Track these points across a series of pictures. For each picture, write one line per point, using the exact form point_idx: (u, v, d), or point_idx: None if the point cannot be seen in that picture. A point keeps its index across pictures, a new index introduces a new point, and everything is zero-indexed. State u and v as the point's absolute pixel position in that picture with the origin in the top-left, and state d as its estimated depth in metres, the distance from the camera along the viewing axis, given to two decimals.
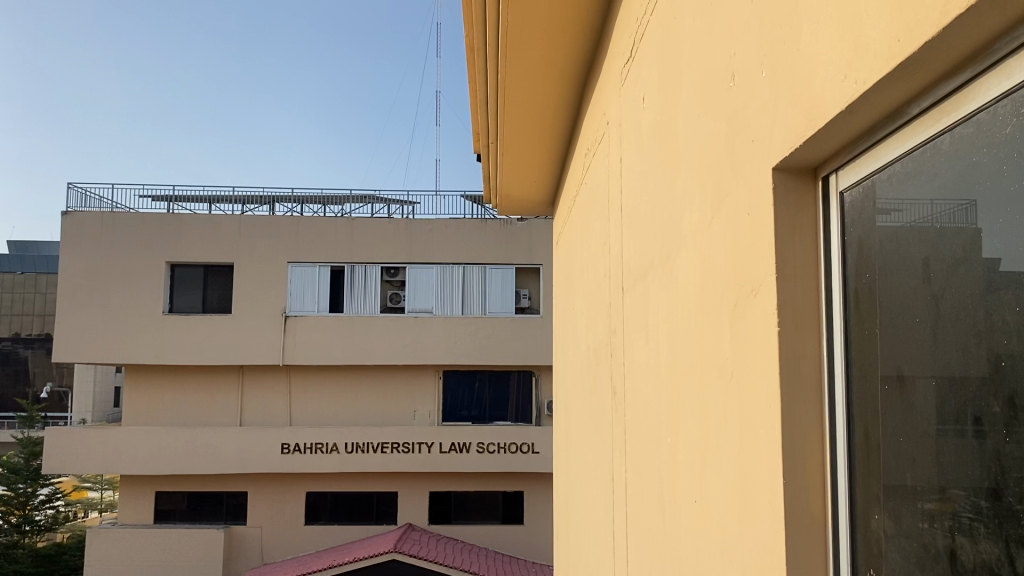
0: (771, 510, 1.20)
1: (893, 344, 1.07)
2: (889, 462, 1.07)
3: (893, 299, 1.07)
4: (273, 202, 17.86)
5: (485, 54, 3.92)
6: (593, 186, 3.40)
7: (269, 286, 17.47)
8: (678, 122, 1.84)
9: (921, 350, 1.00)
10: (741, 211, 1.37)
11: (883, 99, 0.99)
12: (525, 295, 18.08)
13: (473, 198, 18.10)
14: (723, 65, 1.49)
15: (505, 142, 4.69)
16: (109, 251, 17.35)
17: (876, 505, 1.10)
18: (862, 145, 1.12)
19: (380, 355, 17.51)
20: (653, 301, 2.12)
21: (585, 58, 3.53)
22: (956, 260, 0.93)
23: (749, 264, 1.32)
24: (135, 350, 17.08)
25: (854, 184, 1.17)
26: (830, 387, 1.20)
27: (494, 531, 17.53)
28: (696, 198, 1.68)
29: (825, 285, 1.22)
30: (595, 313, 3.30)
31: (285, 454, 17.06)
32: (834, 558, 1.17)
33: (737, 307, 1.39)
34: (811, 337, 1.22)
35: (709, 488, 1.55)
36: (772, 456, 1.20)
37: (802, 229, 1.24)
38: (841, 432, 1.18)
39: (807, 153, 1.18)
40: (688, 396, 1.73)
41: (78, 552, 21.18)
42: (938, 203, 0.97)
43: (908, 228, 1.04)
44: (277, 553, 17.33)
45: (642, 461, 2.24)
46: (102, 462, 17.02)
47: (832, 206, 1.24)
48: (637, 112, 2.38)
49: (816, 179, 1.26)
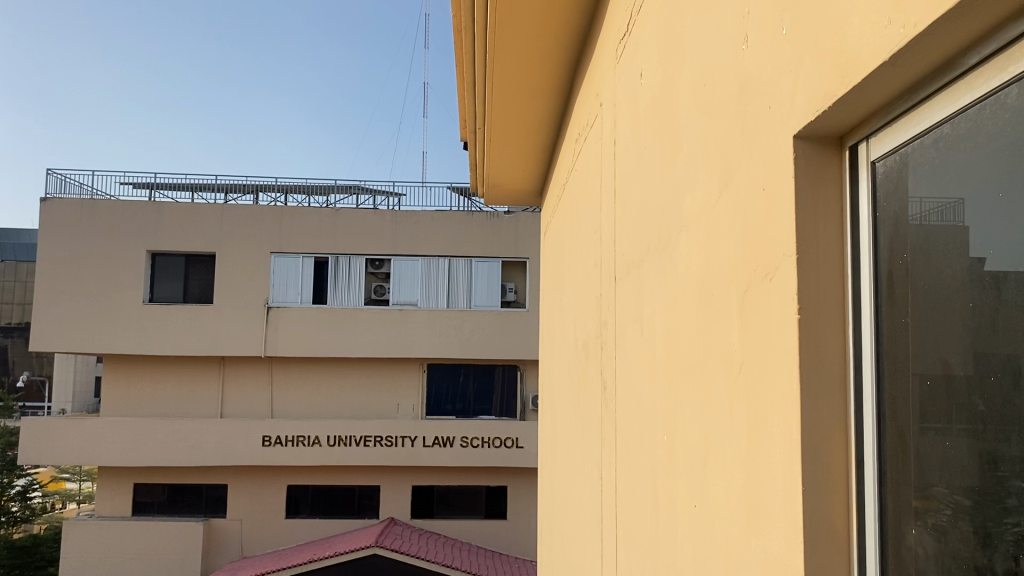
0: (785, 522, 1.08)
1: (931, 332, 0.95)
2: (922, 464, 0.96)
3: (934, 280, 0.95)
4: (257, 191, 17.62)
5: (474, 34, 3.70)
6: (584, 171, 3.26)
7: (252, 277, 17.26)
8: (681, 95, 1.70)
9: (959, 333, 0.90)
10: (755, 185, 1.23)
11: (916, 63, 0.89)
12: (511, 289, 17.92)
13: (460, 190, 17.92)
14: (734, 26, 1.36)
15: (492, 126, 4.52)
16: (88, 239, 17.05)
17: (909, 518, 0.97)
18: (900, 106, 0.99)
19: (364, 347, 17.32)
20: (652, 291, 1.96)
21: (579, 32, 3.34)
22: (1001, 266, 0.83)
23: (767, 244, 1.18)
24: (115, 339, 16.81)
25: (887, 154, 1.03)
26: (856, 381, 1.07)
27: (477, 526, 17.40)
28: (699, 177, 1.55)
29: (852, 275, 1.09)
30: (585, 301, 3.15)
31: (267, 446, 16.84)
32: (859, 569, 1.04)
33: (747, 293, 1.25)
34: (836, 326, 1.09)
35: (715, 494, 1.40)
36: (788, 479, 1.07)
37: (828, 202, 1.10)
38: (867, 435, 1.05)
39: (832, 119, 1.05)
40: (687, 393, 1.61)
41: (54, 544, 20.91)
42: (987, 203, 0.86)
43: (942, 203, 0.94)
44: (257, 547, 17.13)
45: (632, 457, 2.15)
46: (79, 453, 16.75)
47: (861, 176, 1.09)
48: (634, 91, 2.24)
49: (841, 148, 1.13)
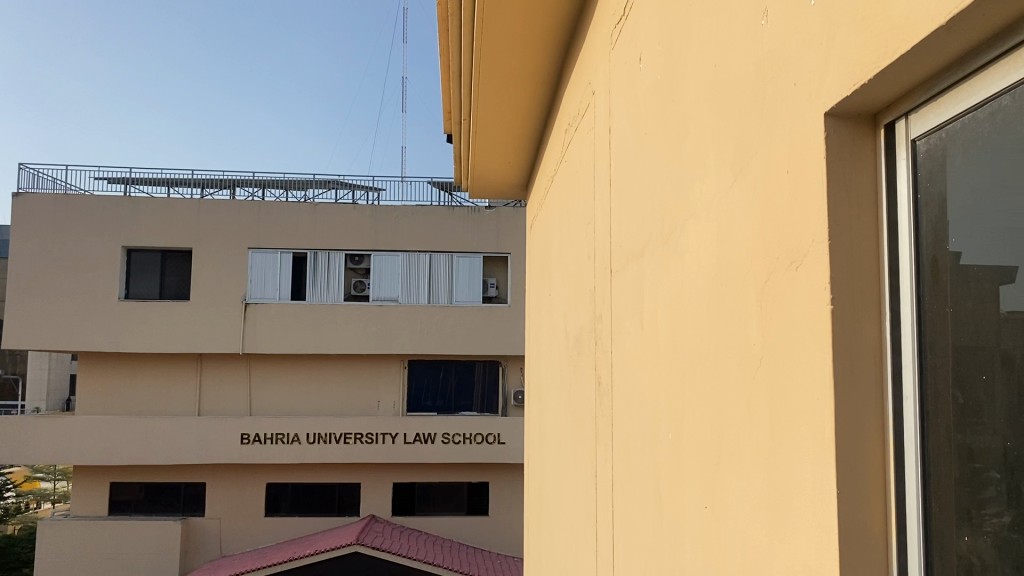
0: (816, 528, 1.01)
1: (981, 312, 0.89)
2: (974, 459, 0.89)
3: (985, 261, 0.88)
4: (234, 186, 17.42)
5: (460, 21, 3.60)
6: (575, 162, 3.17)
7: (229, 273, 17.05)
8: (688, 75, 1.62)
9: (1008, 313, 0.85)
10: (775, 167, 1.16)
11: (957, 34, 0.84)
12: (493, 284, 17.86)
13: (441, 184, 17.79)
14: (752, 5, 1.28)
15: (479, 116, 4.44)
16: (61, 235, 16.73)
17: (958, 524, 0.91)
18: (948, 79, 0.93)
19: (343, 344, 17.17)
20: (653, 283, 1.90)
21: (570, 18, 3.24)
22: None
23: (791, 230, 1.11)
24: (90, 337, 16.53)
25: (931, 132, 0.97)
26: (894, 382, 1.00)
27: (459, 523, 17.31)
28: (710, 161, 1.47)
29: (889, 269, 1.01)
30: (577, 295, 3.07)
31: (245, 444, 16.65)
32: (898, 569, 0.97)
33: (768, 281, 1.17)
34: (871, 316, 1.02)
35: (729, 493, 1.33)
36: (818, 482, 1.00)
37: (863, 185, 1.03)
38: (905, 435, 0.98)
39: (872, 93, 0.98)
40: (693, 390, 1.55)
41: (28, 544, 20.66)
42: None
43: (989, 196, 0.88)
44: (236, 546, 16.95)
45: (632, 455, 2.07)
46: (52, 453, 16.42)
47: (898, 155, 1.02)
48: (632, 76, 2.16)
49: (876, 127, 1.05)
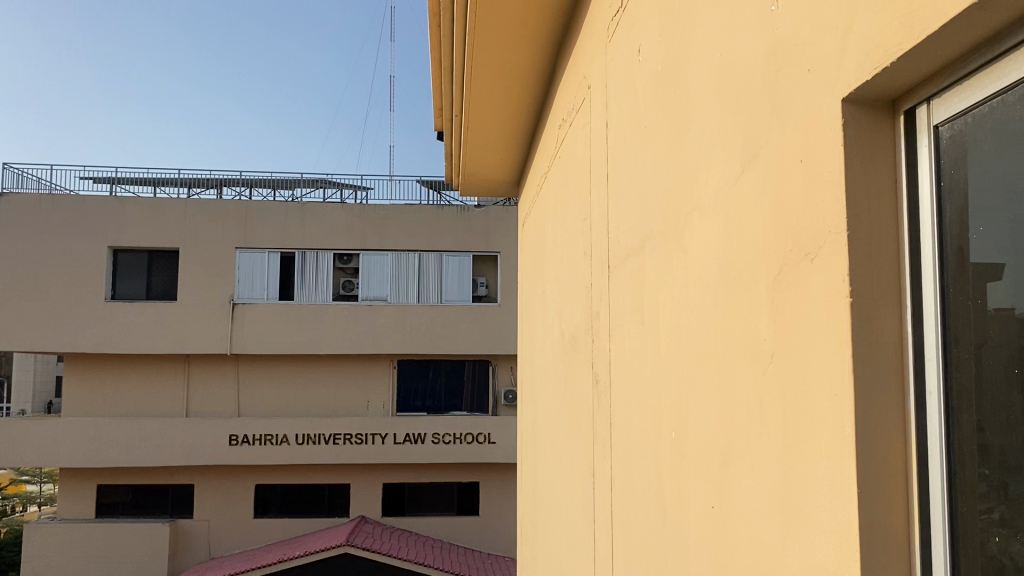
0: (833, 527, 0.97)
1: (1008, 291, 0.86)
2: (1003, 446, 0.86)
3: (1011, 239, 0.85)
4: (221, 185, 17.32)
5: (451, 18, 3.57)
6: (570, 158, 3.14)
7: (217, 273, 16.95)
8: (691, 67, 1.59)
9: None
10: (787, 156, 1.13)
11: (985, 17, 0.82)
12: (482, 283, 17.82)
13: (429, 183, 17.73)
14: None
15: (472, 113, 4.40)
16: (45, 235, 16.57)
17: (985, 522, 0.88)
18: (972, 63, 0.90)
19: (332, 344, 17.08)
20: (654, 278, 1.86)
21: (563, 14, 3.22)
22: None
23: (805, 220, 1.07)
24: (76, 338, 16.39)
25: (953, 118, 0.94)
26: (915, 377, 0.97)
27: (449, 523, 17.27)
28: (718, 152, 1.42)
29: (910, 266, 0.98)
30: (572, 292, 3.03)
31: (233, 445, 16.55)
32: (920, 567, 0.94)
33: (782, 274, 1.13)
34: (891, 309, 0.98)
35: (738, 493, 1.30)
36: (838, 485, 0.97)
37: (882, 172, 1.00)
38: (929, 433, 0.95)
39: (891, 79, 0.95)
40: (698, 387, 1.51)
41: (14, 548, 20.49)
42: None
43: (1012, 190, 0.86)
44: (225, 548, 16.85)
45: (631, 452, 2.03)
46: (37, 456, 16.25)
47: (918, 143, 0.99)
48: (631, 67, 2.12)
49: (893, 113, 1.02)
